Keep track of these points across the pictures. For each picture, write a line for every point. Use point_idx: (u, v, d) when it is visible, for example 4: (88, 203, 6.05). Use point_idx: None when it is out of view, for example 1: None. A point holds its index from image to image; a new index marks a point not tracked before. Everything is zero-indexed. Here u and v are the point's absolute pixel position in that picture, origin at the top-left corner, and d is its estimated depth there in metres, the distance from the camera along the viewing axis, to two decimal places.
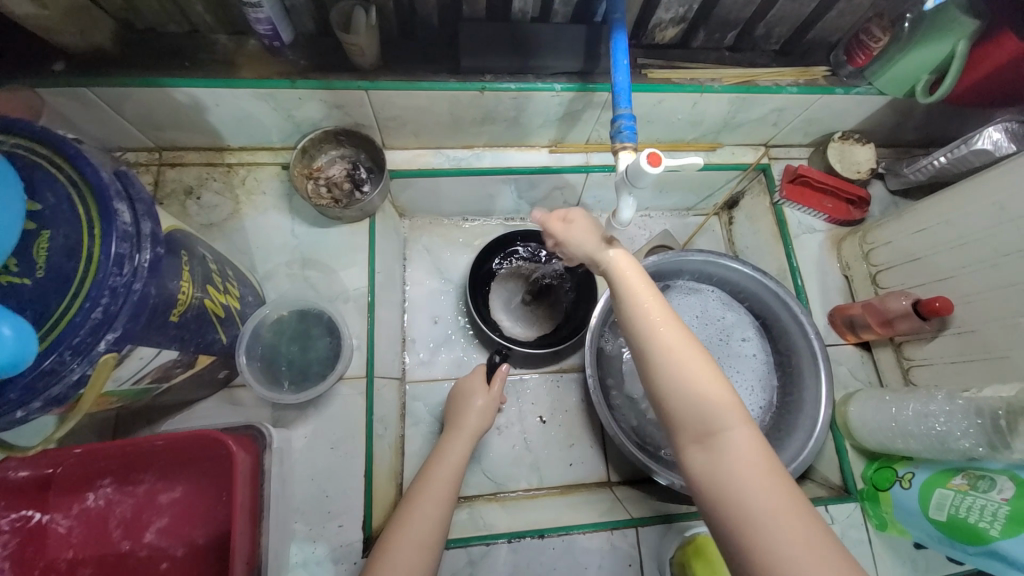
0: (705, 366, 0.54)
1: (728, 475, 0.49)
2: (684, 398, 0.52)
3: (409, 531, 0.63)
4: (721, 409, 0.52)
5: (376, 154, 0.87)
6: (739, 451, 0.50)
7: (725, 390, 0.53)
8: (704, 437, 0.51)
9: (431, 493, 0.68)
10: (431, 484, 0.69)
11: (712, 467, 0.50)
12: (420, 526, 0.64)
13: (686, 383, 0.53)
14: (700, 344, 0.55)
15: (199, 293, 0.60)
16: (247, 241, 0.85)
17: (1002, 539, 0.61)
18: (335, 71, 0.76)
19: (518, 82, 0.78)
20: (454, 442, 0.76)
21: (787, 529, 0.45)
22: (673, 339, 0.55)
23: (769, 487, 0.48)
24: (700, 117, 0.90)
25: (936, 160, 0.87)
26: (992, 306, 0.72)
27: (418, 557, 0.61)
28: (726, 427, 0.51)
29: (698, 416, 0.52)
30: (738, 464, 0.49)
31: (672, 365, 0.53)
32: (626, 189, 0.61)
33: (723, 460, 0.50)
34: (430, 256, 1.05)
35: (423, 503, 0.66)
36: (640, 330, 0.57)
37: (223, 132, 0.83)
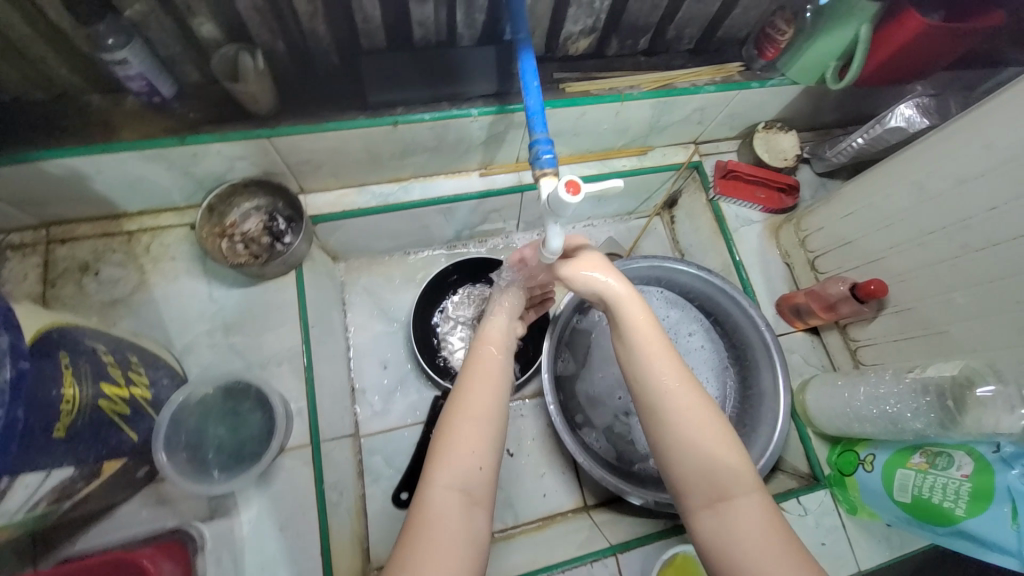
0: (716, 429, 0.55)
1: (740, 540, 0.50)
2: (697, 462, 0.54)
3: (469, 405, 0.58)
4: (733, 475, 0.53)
5: (293, 200, 0.81)
6: (750, 518, 0.51)
7: (735, 455, 0.54)
8: (718, 501, 0.52)
9: (483, 372, 0.61)
10: (486, 361, 0.62)
11: (724, 533, 0.51)
12: (479, 404, 0.58)
13: (699, 447, 0.54)
14: (711, 405, 0.56)
15: (92, 392, 0.54)
16: (160, 314, 0.77)
17: (968, 518, 0.61)
18: (232, 121, 0.70)
19: (433, 111, 0.74)
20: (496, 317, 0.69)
21: None
22: (684, 401, 0.56)
23: (781, 552, 0.49)
24: (626, 125, 0.89)
25: (854, 140, 0.89)
26: (923, 283, 0.74)
27: (486, 432, 0.56)
28: (737, 494, 0.52)
29: (709, 481, 0.53)
30: (749, 531, 0.50)
31: (685, 427, 0.55)
32: (551, 220, 0.58)
33: (736, 525, 0.51)
34: (372, 298, 0.99)
35: (478, 381, 0.60)
36: (654, 387, 0.57)
37: (115, 198, 0.75)
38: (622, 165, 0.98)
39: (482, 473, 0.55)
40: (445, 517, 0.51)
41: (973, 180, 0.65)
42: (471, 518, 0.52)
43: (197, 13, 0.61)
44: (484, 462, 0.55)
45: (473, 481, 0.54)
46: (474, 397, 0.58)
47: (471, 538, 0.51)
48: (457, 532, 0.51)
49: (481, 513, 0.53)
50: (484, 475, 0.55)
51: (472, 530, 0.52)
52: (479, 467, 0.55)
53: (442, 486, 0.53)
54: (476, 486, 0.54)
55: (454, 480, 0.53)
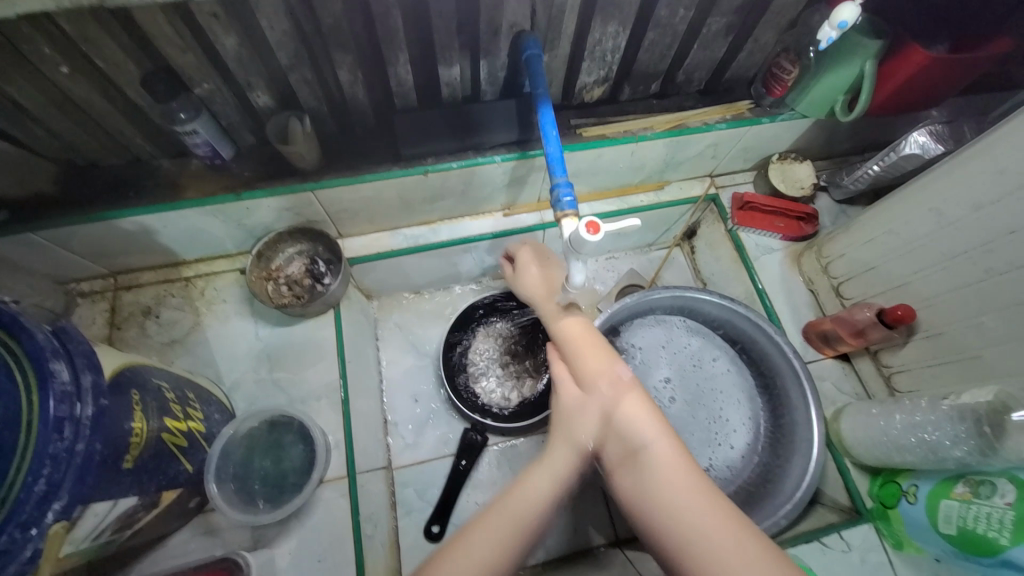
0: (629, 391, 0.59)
1: (658, 489, 0.52)
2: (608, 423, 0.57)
3: (456, 556, 0.51)
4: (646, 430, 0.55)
5: (333, 245, 0.88)
6: (664, 466, 0.53)
7: (648, 410, 0.57)
8: (630, 457, 0.55)
9: (488, 525, 0.53)
10: (504, 517, 0.54)
11: (640, 485, 0.53)
12: (468, 559, 0.51)
13: (614, 412, 0.57)
14: (622, 371, 0.61)
15: (155, 427, 0.59)
16: (211, 353, 0.84)
17: (1013, 548, 0.59)
18: (281, 177, 0.78)
19: (460, 160, 0.81)
20: (541, 479, 0.57)
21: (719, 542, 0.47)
22: (597, 374, 0.61)
23: (699, 500, 0.50)
24: (641, 162, 0.93)
25: (870, 168, 0.91)
26: (951, 308, 0.73)
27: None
28: (649, 446, 0.54)
29: (626, 438, 0.56)
30: (662, 476, 0.52)
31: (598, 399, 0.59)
32: (573, 256, 0.62)
33: (648, 475, 0.52)
34: (403, 333, 1.04)
35: (479, 533, 0.53)
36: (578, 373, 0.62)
37: (176, 249, 0.83)
38: (639, 200, 1.02)
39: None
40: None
41: (990, 206, 0.66)
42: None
43: (254, 87, 0.70)
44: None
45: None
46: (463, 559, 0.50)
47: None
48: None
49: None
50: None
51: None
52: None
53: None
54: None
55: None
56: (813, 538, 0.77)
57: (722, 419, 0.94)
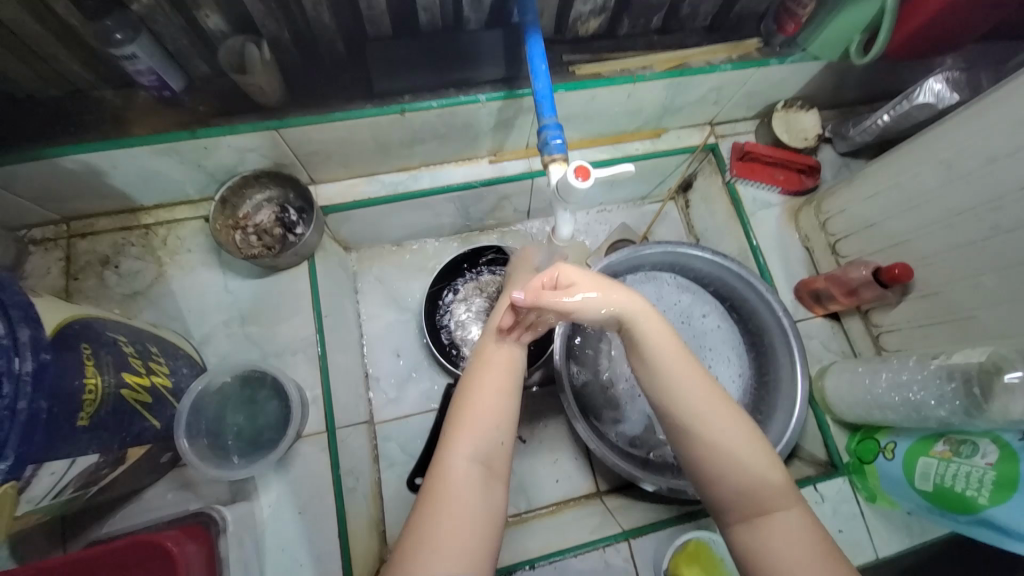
0: (747, 439, 0.53)
1: (781, 558, 0.48)
2: (726, 471, 0.52)
3: (490, 377, 0.57)
4: (769, 487, 0.51)
5: (304, 192, 0.81)
6: (789, 532, 0.50)
7: (771, 466, 0.52)
8: (754, 516, 0.51)
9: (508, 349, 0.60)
10: (515, 328, 0.62)
11: (759, 547, 0.50)
12: (500, 376, 0.57)
13: (733, 460, 0.52)
14: (734, 410, 0.55)
15: (113, 382, 0.55)
16: (178, 305, 0.79)
17: (991, 507, 0.60)
18: (241, 113, 0.70)
19: (440, 98, 0.73)
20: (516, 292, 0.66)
21: None
22: (710, 411, 0.54)
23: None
24: (638, 106, 0.86)
25: (880, 118, 0.85)
26: (950, 266, 0.71)
27: (508, 403, 0.56)
28: (778, 508, 0.51)
29: (750, 495, 0.51)
30: (789, 546, 0.49)
31: (714, 437, 0.53)
32: (561, 206, 0.58)
33: (775, 539, 0.49)
34: (384, 287, 1.00)
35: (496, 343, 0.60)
36: (684, 401, 0.55)
37: (131, 192, 0.76)
38: (635, 148, 0.95)
39: (503, 446, 0.54)
40: (464, 490, 0.50)
41: (1005, 159, 0.62)
42: (487, 492, 0.51)
43: (202, 5, 0.61)
44: (504, 434, 0.55)
45: (494, 454, 0.53)
46: (499, 368, 0.58)
47: (488, 514, 0.50)
48: (470, 505, 0.50)
49: (498, 486, 0.52)
50: (504, 449, 0.54)
51: (489, 502, 0.51)
52: (501, 441, 0.55)
53: (464, 457, 0.52)
54: (497, 458, 0.53)
55: (474, 454, 0.52)
56: None
57: (712, 377, 0.93)
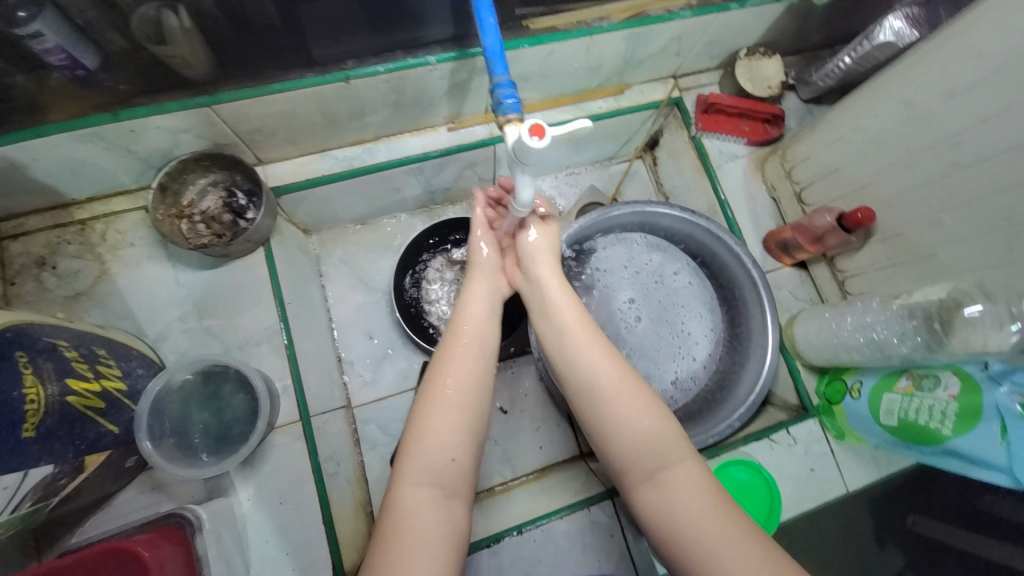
0: (646, 406, 0.60)
1: (679, 506, 0.55)
2: (626, 437, 0.59)
3: (440, 398, 0.60)
4: (667, 445, 0.58)
5: (250, 173, 0.76)
6: (683, 482, 0.56)
7: (663, 423, 0.59)
8: (653, 474, 0.57)
9: (456, 357, 0.64)
10: (461, 342, 0.65)
11: (659, 501, 0.56)
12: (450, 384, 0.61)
13: (632, 426, 0.59)
14: (634, 381, 0.62)
15: (57, 390, 0.52)
16: (128, 303, 0.75)
17: (955, 437, 0.62)
18: (170, 91, 0.64)
19: (387, 63, 0.69)
20: (476, 291, 0.70)
21: (729, 546, 0.51)
22: (613, 385, 0.62)
23: (719, 525, 0.53)
24: (598, 61, 0.83)
25: (841, 61, 0.84)
26: (910, 207, 0.72)
27: (461, 420, 0.59)
28: (671, 463, 0.57)
29: (652, 452, 0.58)
30: (683, 494, 0.55)
31: (617, 408, 0.60)
32: (520, 169, 0.56)
33: (672, 493, 0.56)
34: (350, 269, 0.97)
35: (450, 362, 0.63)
36: (589, 379, 0.63)
37: (59, 186, 0.70)
38: (598, 107, 0.92)
39: (454, 465, 0.57)
40: (420, 513, 0.53)
41: (964, 93, 0.62)
42: (445, 511, 0.54)
43: None
44: (457, 454, 0.58)
45: (446, 475, 0.56)
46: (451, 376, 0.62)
47: (449, 531, 0.54)
48: (430, 526, 0.53)
49: (457, 502, 0.56)
50: (456, 467, 0.57)
51: (448, 519, 0.54)
52: (452, 459, 0.57)
53: (415, 483, 0.55)
54: (448, 476, 0.56)
55: (426, 478, 0.55)
56: (763, 436, 0.81)
57: (685, 332, 0.94)
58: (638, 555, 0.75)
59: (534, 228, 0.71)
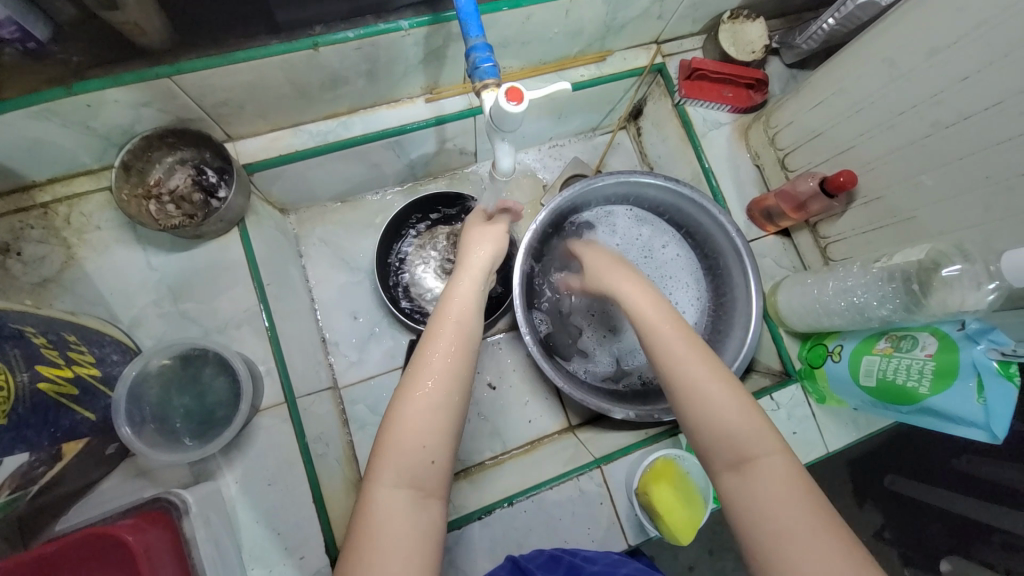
0: (733, 394, 0.53)
1: (765, 500, 0.47)
2: (712, 422, 0.52)
3: (422, 394, 0.53)
4: (754, 434, 0.51)
5: (220, 149, 0.73)
6: (773, 475, 0.48)
7: (750, 412, 0.52)
8: (740, 463, 0.50)
9: (442, 347, 0.57)
10: (446, 329, 0.58)
11: (746, 493, 0.49)
12: (434, 378, 0.54)
13: (717, 411, 0.52)
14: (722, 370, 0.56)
15: (27, 378, 0.51)
16: (99, 289, 0.72)
17: (932, 395, 0.64)
18: (127, 62, 0.61)
19: (357, 28, 0.65)
20: (464, 278, 0.63)
21: (819, 551, 0.44)
22: (698, 370, 0.55)
23: (811, 522, 0.45)
24: (578, 26, 0.80)
25: (824, 22, 0.82)
26: (891, 170, 0.72)
27: (443, 420, 0.53)
28: (760, 453, 0.50)
29: (730, 440, 0.51)
30: (773, 488, 0.48)
31: (702, 391, 0.54)
32: (498, 136, 0.54)
33: (761, 484, 0.48)
34: (330, 248, 0.94)
35: (436, 352, 0.56)
36: (674, 362, 0.56)
37: (14, 167, 0.66)
38: (580, 75, 0.90)
39: (434, 467, 0.51)
40: (391, 520, 0.48)
41: (946, 50, 0.61)
42: (421, 514, 0.50)
43: None
44: (437, 455, 0.52)
45: (423, 476, 0.51)
46: (434, 368, 0.55)
47: (424, 537, 0.49)
48: (405, 532, 0.48)
49: (432, 504, 0.51)
50: (436, 470, 0.51)
51: (423, 524, 0.49)
52: (431, 461, 0.51)
53: (390, 485, 0.50)
54: (427, 477, 0.51)
55: (401, 480, 0.50)
56: None
57: (672, 304, 0.95)
58: (626, 521, 0.76)
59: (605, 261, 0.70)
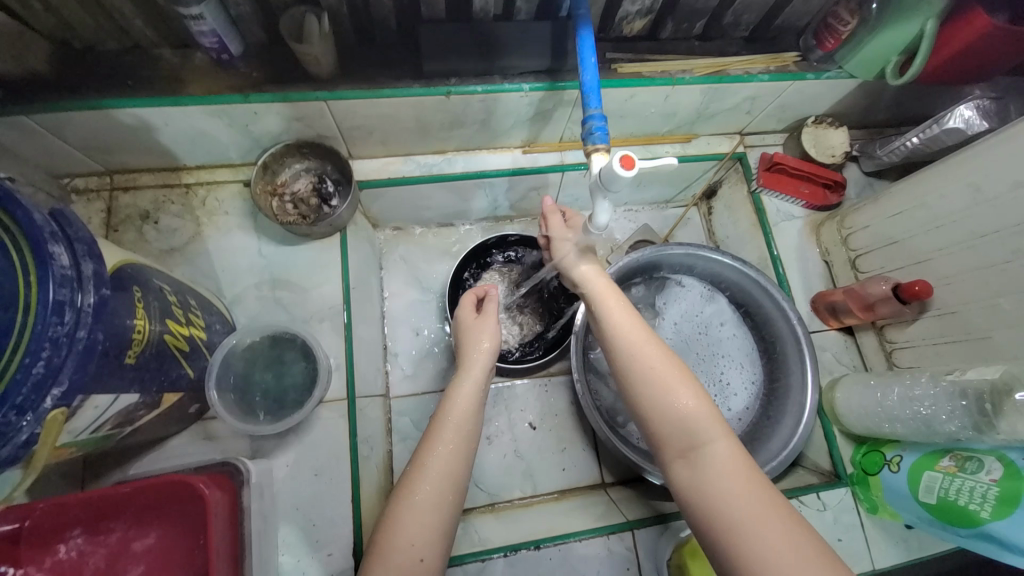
0: (683, 381, 0.57)
1: (715, 490, 0.52)
2: (665, 415, 0.56)
3: (418, 495, 0.56)
4: (700, 422, 0.55)
5: (342, 165, 0.83)
6: (722, 467, 0.53)
7: (703, 402, 0.56)
8: (688, 451, 0.55)
9: (445, 437, 0.60)
10: (447, 434, 0.60)
11: (695, 480, 0.53)
12: (436, 466, 0.58)
13: (667, 400, 0.56)
14: (676, 363, 0.59)
15: (157, 328, 0.57)
16: (212, 265, 0.81)
17: (993, 521, 0.61)
18: (293, 83, 0.72)
19: (485, 84, 0.75)
20: (465, 384, 0.65)
21: (760, 533, 0.48)
22: (655, 361, 0.59)
23: (749, 502, 0.50)
24: (673, 109, 0.88)
25: (908, 140, 0.86)
26: (969, 287, 0.73)
27: (434, 519, 0.55)
28: (706, 441, 0.54)
29: (683, 431, 0.55)
30: (722, 475, 0.52)
31: (654, 383, 0.57)
32: (602, 194, 0.60)
33: (708, 471, 0.53)
34: (408, 266, 1.02)
35: (433, 451, 0.59)
36: (628, 355, 0.60)
37: (177, 151, 0.78)
38: (665, 151, 0.97)
39: (423, 565, 0.53)
40: None
41: None
42: None
43: None
44: (426, 553, 0.54)
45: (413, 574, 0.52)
46: (432, 463, 0.58)
47: None
48: None
49: None
50: (425, 566, 0.53)
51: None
52: (420, 558, 0.53)
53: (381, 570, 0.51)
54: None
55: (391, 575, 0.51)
56: (792, 496, 0.80)
57: (725, 382, 0.95)
58: None
59: (586, 265, 0.70)
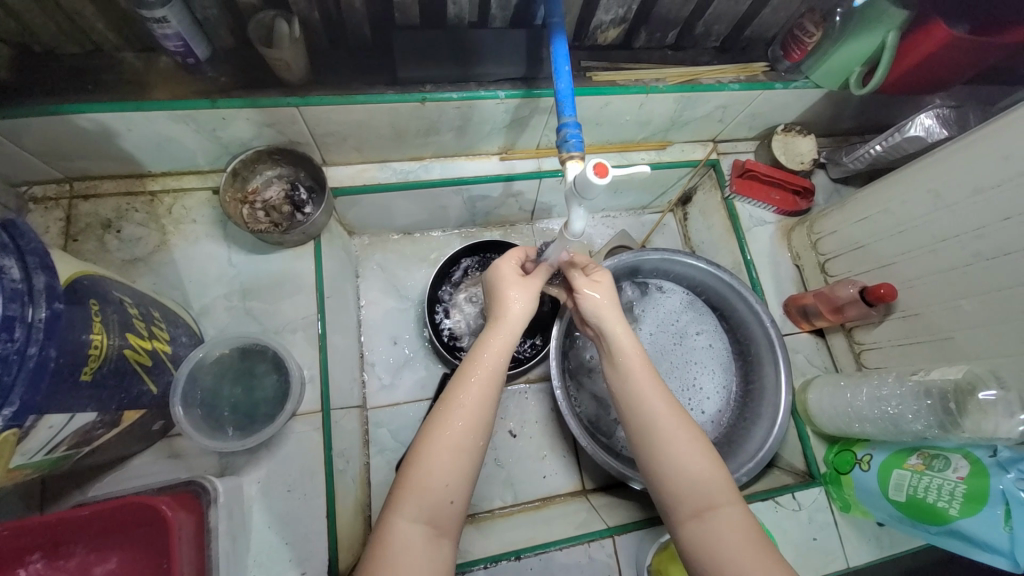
0: (696, 442, 0.59)
1: (724, 545, 0.53)
2: (678, 471, 0.58)
3: (451, 431, 0.56)
4: (713, 485, 0.57)
5: (315, 172, 0.82)
6: (733, 526, 0.55)
7: (714, 464, 0.58)
8: (700, 512, 0.56)
9: (479, 384, 0.60)
10: (478, 375, 0.60)
11: (705, 540, 0.55)
12: (473, 411, 0.58)
13: (682, 459, 0.58)
14: (688, 420, 0.61)
15: (117, 342, 0.55)
16: (179, 275, 0.79)
17: (961, 518, 0.63)
18: (263, 88, 0.71)
19: (461, 91, 0.75)
20: (494, 336, 0.64)
21: None
22: (670, 418, 0.61)
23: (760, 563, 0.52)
24: (648, 117, 0.89)
25: (873, 147, 0.90)
26: (932, 289, 0.75)
27: (465, 462, 0.56)
28: (719, 504, 0.56)
29: (697, 491, 0.57)
30: (733, 537, 0.54)
31: (669, 438, 0.59)
32: (578, 202, 0.59)
33: (720, 534, 0.54)
34: (385, 274, 1.01)
35: (466, 394, 0.58)
36: (643, 404, 0.62)
37: (141, 157, 0.75)
38: (641, 158, 0.99)
39: (452, 507, 0.54)
40: (406, 551, 0.51)
41: (989, 190, 0.67)
42: (435, 550, 0.52)
43: None
44: (456, 496, 0.54)
45: (442, 514, 0.53)
46: (465, 409, 0.58)
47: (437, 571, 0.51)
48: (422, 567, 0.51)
49: (445, 543, 0.53)
50: (454, 509, 0.54)
51: (437, 563, 0.52)
52: (451, 501, 0.54)
53: (409, 517, 0.52)
54: (444, 517, 0.53)
55: (421, 515, 0.52)
56: (768, 497, 0.81)
57: (702, 387, 0.96)
58: None
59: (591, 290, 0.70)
